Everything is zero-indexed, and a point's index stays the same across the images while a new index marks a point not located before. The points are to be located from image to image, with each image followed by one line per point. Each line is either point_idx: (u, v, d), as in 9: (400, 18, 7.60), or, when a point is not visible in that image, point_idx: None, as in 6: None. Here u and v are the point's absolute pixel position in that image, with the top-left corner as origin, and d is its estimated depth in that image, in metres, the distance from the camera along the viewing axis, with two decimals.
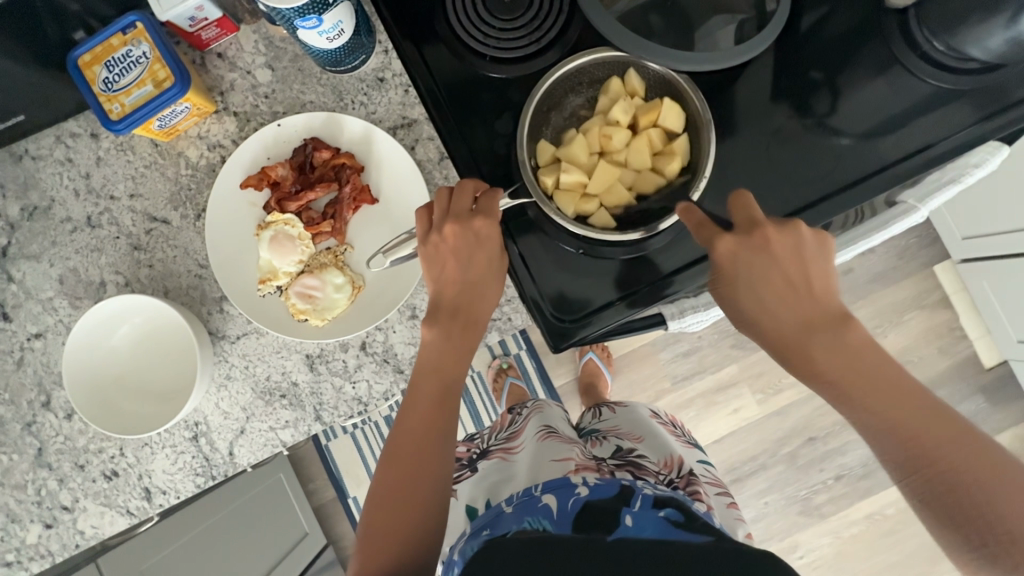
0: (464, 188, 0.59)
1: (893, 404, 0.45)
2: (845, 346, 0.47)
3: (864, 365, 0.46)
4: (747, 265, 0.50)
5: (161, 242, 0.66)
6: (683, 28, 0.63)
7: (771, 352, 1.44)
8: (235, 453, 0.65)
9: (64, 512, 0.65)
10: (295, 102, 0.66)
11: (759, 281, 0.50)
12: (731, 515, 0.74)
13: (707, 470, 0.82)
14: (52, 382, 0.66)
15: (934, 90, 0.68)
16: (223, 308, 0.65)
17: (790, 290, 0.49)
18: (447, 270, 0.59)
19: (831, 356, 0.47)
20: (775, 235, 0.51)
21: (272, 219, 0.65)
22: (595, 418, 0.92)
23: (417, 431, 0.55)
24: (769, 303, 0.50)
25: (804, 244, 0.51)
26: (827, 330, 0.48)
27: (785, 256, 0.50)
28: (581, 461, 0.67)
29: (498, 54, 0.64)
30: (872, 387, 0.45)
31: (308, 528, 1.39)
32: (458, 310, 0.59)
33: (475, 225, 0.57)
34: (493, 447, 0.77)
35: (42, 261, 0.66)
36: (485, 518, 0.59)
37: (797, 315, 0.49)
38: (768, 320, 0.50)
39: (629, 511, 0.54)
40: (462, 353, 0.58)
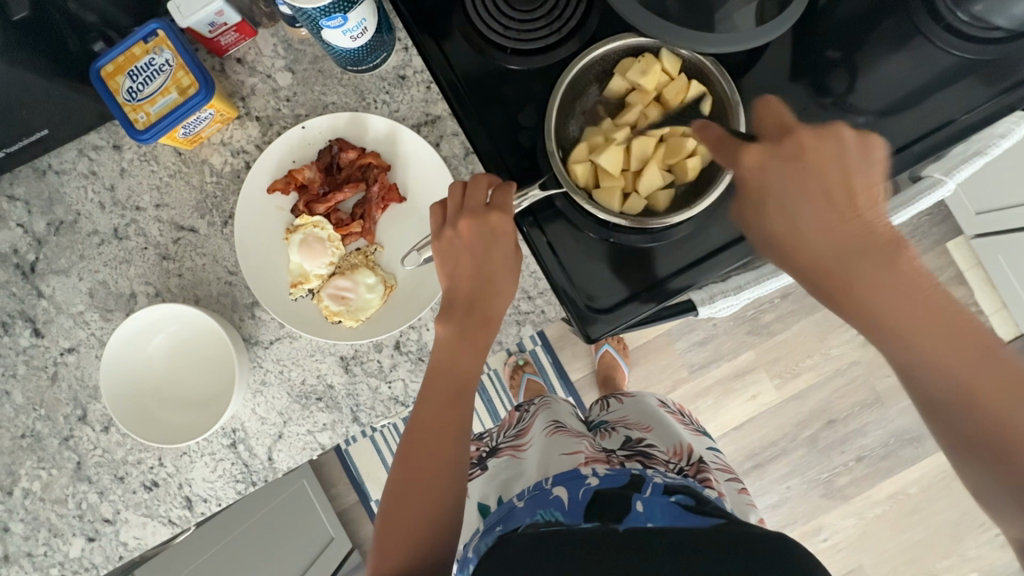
0: (478, 183, 0.59)
1: (924, 335, 0.44)
2: (892, 274, 0.45)
3: (910, 285, 0.44)
4: (780, 175, 0.49)
5: (189, 250, 0.66)
6: (701, 12, 0.62)
7: (787, 336, 1.43)
8: (274, 458, 0.65)
9: (107, 525, 0.65)
10: (317, 103, 0.66)
11: (797, 195, 0.48)
12: (742, 501, 0.74)
13: (716, 457, 0.82)
14: (87, 396, 0.66)
15: (960, 61, 0.67)
16: (254, 314, 0.65)
17: (823, 198, 0.48)
18: (461, 266, 0.58)
19: (860, 277, 0.45)
20: (813, 141, 0.49)
21: (301, 222, 0.65)
22: (603, 410, 0.91)
23: (431, 430, 0.55)
24: (808, 214, 0.47)
25: (847, 148, 0.49)
26: (868, 253, 0.45)
27: (823, 162, 0.48)
28: (591, 454, 0.67)
29: (520, 46, 0.64)
30: (903, 291, 0.44)
31: (333, 533, 1.39)
32: (473, 305, 0.58)
33: (491, 220, 0.57)
34: (502, 445, 0.76)
35: (70, 275, 0.66)
36: (498, 513, 0.59)
37: (835, 228, 0.47)
38: (800, 232, 0.48)
39: (640, 498, 0.55)
40: (476, 350, 0.58)
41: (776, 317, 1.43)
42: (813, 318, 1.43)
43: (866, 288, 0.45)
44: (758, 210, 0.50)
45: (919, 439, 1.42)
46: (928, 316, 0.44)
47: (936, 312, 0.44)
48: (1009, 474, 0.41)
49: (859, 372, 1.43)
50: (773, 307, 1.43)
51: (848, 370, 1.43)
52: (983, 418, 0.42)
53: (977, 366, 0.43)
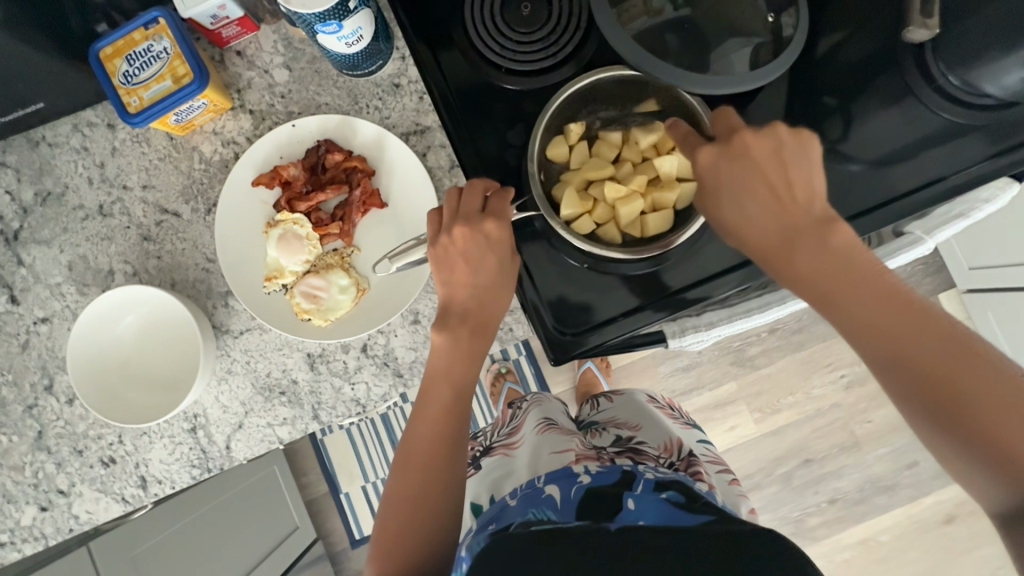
0: (475, 188, 0.60)
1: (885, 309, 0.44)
2: (827, 246, 0.47)
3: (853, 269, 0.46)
4: (727, 171, 0.52)
5: (170, 234, 0.67)
6: (699, 50, 0.64)
7: (771, 371, 1.44)
8: (232, 447, 0.65)
9: (61, 496, 0.66)
10: (311, 103, 0.67)
11: (728, 182, 0.52)
12: (733, 493, 0.77)
13: (706, 450, 0.84)
14: (56, 366, 0.67)
15: (948, 124, 0.68)
16: (228, 303, 0.66)
17: (774, 197, 0.50)
18: (456, 274, 0.59)
19: (816, 258, 0.47)
20: (754, 143, 0.52)
21: (282, 217, 0.65)
22: (594, 409, 0.94)
23: (425, 437, 0.57)
24: (757, 216, 0.50)
25: (784, 144, 0.52)
26: (808, 232, 0.49)
27: (766, 161, 0.51)
28: (582, 452, 0.70)
29: (513, 66, 0.65)
30: (859, 290, 0.46)
31: (298, 522, 1.47)
32: (468, 314, 0.59)
33: (485, 228, 0.58)
34: (496, 444, 0.81)
35: (52, 246, 0.67)
36: (490, 513, 0.60)
37: (780, 220, 0.50)
38: (744, 221, 0.52)
39: (632, 496, 0.56)
40: (471, 358, 0.58)
41: (761, 351, 1.44)
42: (799, 355, 1.44)
43: (827, 265, 0.47)
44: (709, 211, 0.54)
45: (893, 487, 1.42)
46: (885, 301, 0.45)
47: (844, 263, 0.47)
48: (967, 436, 0.40)
49: (840, 415, 1.43)
50: (759, 340, 1.44)
51: (829, 411, 1.43)
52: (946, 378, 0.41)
53: (919, 340, 0.43)
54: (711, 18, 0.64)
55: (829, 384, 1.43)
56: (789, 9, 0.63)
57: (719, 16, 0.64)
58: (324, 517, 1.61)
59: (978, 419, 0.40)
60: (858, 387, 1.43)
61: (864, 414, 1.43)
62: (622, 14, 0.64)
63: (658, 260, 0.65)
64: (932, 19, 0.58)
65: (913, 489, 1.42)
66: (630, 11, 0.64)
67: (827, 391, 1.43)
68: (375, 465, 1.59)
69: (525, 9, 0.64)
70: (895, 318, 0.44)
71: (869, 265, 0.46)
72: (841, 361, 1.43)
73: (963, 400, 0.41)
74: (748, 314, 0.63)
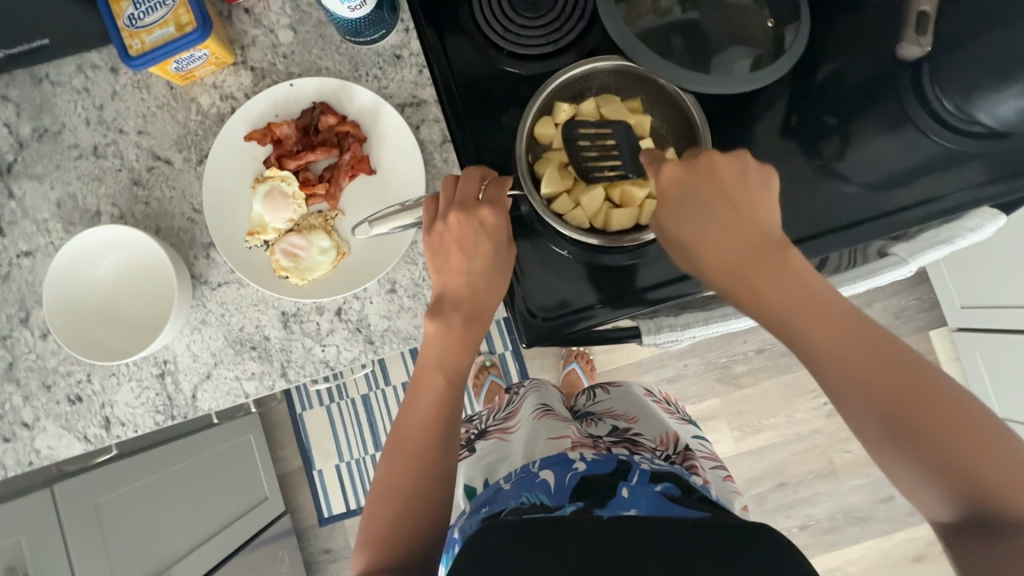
0: (470, 175, 0.61)
1: (839, 336, 0.46)
2: (786, 271, 0.49)
3: (812, 300, 0.47)
4: (694, 182, 0.52)
5: (160, 181, 0.67)
6: (699, 51, 0.64)
7: (755, 391, 1.44)
8: (198, 397, 0.66)
9: (24, 429, 0.66)
10: (311, 66, 0.68)
11: (698, 201, 0.52)
12: (727, 488, 0.79)
13: (703, 446, 0.87)
14: (34, 301, 0.67)
15: (942, 150, 0.67)
16: (209, 254, 0.66)
17: (733, 216, 0.51)
18: (451, 261, 0.60)
19: (778, 287, 0.48)
20: (723, 160, 0.53)
21: (270, 173, 0.66)
22: (589, 399, 0.96)
23: (421, 422, 0.58)
24: (723, 243, 0.51)
25: (748, 166, 0.53)
26: (768, 254, 0.50)
27: (731, 179, 0.52)
28: (579, 439, 0.74)
29: (515, 49, 0.65)
30: (814, 319, 0.47)
31: (267, 493, 1.47)
32: (463, 302, 0.60)
33: (481, 214, 0.59)
34: (491, 428, 0.86)
35: (43, 183, 0.68)
36: (484, 495, 0.66)
37: (738, 244, 0.51)
38: (706, 242, 0.52)
39: (626, 486, 0.59)
40: (466, 345, 0.60)
41: (746, 370, 1.44)
42: (784, 378, 1.43)
43: (786, 294, 0.48)
44: (664, 230, 0.54)
45: (866, 519, 1.41)
46: (846, 332, 0.46)
47: (803, 290, 0.48)
48: (920, 458, 0.42)
49: (820, 441, 1.43)
50: (745, 359, 1.44)
51: (809, 437, 1.43)
52: (900, 403, 0.43)
53: (874, 366, 0.44)
54: (715, 20, 0.64)
55: (811, 410, 1.43)
56: (792, 24, 0.64)
57: (723, 20, 0.64)
58: (295, 492, 1.61)
59: (927, 440, 0.42)
60: (840, 416, 1.43)
61: (844, 444, 1.42)
62: (628, 10, 0.64)
63: (635, 253, 0.66)
64: (925, 37, 0.59)
65: (886, 524, 1.41)
66: (636, 9, 0.64)
67: (809, 417, 1.43)
68: (351, 445, 1.60)
69: None
70: (846, 347, 0.46)
71: (816, 287, 0.48)
72: None
73: (924, 425, 0.42)
74: (723, 319, 0.64)
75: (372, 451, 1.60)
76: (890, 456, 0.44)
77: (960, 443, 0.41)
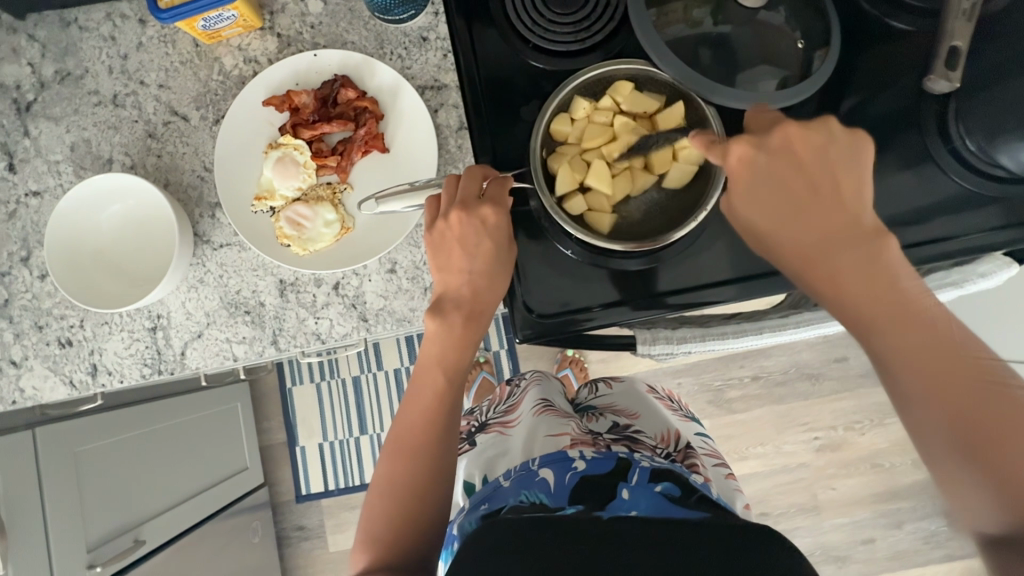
0: (473, 175, 0.59)
1: (894, 315, 0.43)
2: (862, 249, 0.46)
3: (880, 273, 0.45)
4: (768, 167, 0.51)
5: (175, 136, 0.67)
6: (725, 66, 0.63)
7: (746, 418, 1.42)
8: (187, 355, 0.66)
9: (12, 367, 0.66)
10: (337, 39, 0.68)
11: (759, 176, 0.51)
12: (728, 486, 0.80)
13: (704, 442, 0.88)
14: (37, 240, 0.67)
15: (960, 191, 0.66)
16: (214, 214, 0.66)
17: (811, 194, 0.49)
18: (453, 259, 0.59)
19: (848, 258, 0.46)
20: (800, 138, 0.51)
21: (284, 141, 0.66)
22: (591, 393, 0.96)
23: (418, 423, 0.57)
24: (786, 215, 0.50)
25: (833, 146, 0.51)
26: (840, 231, 0.47)
27: (810, 158, 0.50)
28: (578, 436, 0.73)
29: (541, 43, 0.65)
30: (884, 300, 0.44)
31: (248, 464, 1.47)
32: (465, 301, 0.59)
33: (483, 213, 0.58)
34: (492, 421, 0.86)
35: (59, 124, 0.68)
36: (483, 492, 0.65)
37: (818, 216, 0.48)
38: (789, 216, 0.49)
39: (626, 487, 0.59)
40: (465, 344, 0.59)
41: (739, 396, 1.43)
42: (777, 408, 1.42)
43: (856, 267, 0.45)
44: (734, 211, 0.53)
45: (844, 558, 1.40)
46: (892, 294, 0.44)
47: (867, 264, 0.46)
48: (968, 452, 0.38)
49: (806, 475, 1.41)
50: (740, 385, 1.43)
51: (796, 470, 1.41)
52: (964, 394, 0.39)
53: (929, 351, 0.42)
54: (746, 35, 0.63)
55: (800, 443, 1.42)
56: (820, 50, 0.63)
57: (753, 36, 0.63)
58: (276, 465, 1.61)
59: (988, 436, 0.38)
60: (829, 453, 1.41)
61: (830, 480, 1.41)
62: (659, 17, 0.64)
63: (651, 258, 0.65)
64: (954, 72, 0.59)
65: (864, 566, 1.39)
66: (667, 17, 0.64)
67: (798, 450, 1.41)
68: (337, 425, 1.60)
69: None
70: (911, 328, 0.43)
71: (892, 271, 0.45)
72: (818, 424, 1.42)
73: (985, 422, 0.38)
74: (722, 337, 0.63)
75: (357, 433, 1.60)
76: (937, 448, 0.40)
77: (997, 421, 0.38)
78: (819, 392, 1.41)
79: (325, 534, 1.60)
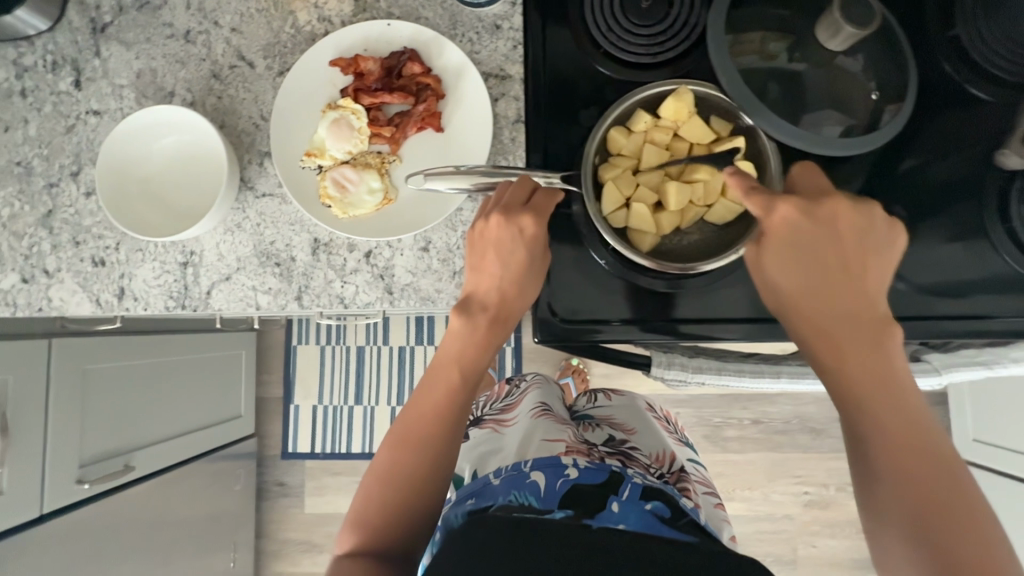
0: (522, 182, 0.59)
1: (898, 415, 0.45)
2: (878, 341, 0.47)
3: (888, 368, 0.46)
4: (808, 234, 0.49)
5: (238, 81, 0.68)
6: (793, 102, 0.62)
7: (739, 459, 1.41)
8: (212, 295, 0.67)
9: (44, 276, 0.68)
10: (412, 12, 0.68)
11: (798, 241, 0.49)
12: (717, 515, 0.80)
13: (697, 469, 0.87)
14: (89, 159, 0.69)
15: (1008, 272, 0.64)
16: (262, 163, 0.67)
17: (840, 273, 0.49)
18: (487, 263, 0.59)
19: (860, 345, 0.47)
20: (846, 213, 0.49)
21: (343, 103, 0.66)
22: (590, 401, 0.96)
23: (426, 419, 0.58)
24: (816, 290, 0.49)
25: (873, 229, 0.50)
26: (861, 318, 0.48)
27: (848, 236, 0.49)
28: (572, 444, 0.73)
29: (612, 51, 0.65)
30: (889, 396, 0.46)
31: (243, 412, 1.49)
32: (491, 306, 0.59)
33: (525, 222, 0.57)
34: (487, 417, 0.86)
35: (129, 50, 0.69)
36: (471, 487, 0.66)
37: (842, 297, 0.48)
38: (814, 290, 0.49)
39: (617, 501, 0.58)
40: (485, 348, 0.59)
41: (736, 436, 1.41)
42: (772, 455, 1.40)
43: (870, 359, 0.47)
44: (760, 266, 0.52)
45: None
46: (895, 393, 0.46)
47: (878, 356, 0.47)
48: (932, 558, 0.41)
49: (789, 528, 1.39)
50: (738, 425, 1.41)
51: (779, 520, 1.39)
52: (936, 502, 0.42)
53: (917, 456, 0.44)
54: (821, 77, 0.61)
55: (789, 495, 1.40)
56: (893, 105, 0.62)
57: (827, 79, 0.62)
58: (267, 418, 1.63)
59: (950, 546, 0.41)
60: (816, 509, 1.39)
61: (812, 538, 1.39)
62: (734, 44, 0.63)
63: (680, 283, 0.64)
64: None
65: None
66: (742, 45, 0.63)
67: (785, 500, 1.40)
68: (334, 390, 1.62)
69: (644, 3, 0.64)
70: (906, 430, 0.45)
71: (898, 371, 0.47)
72: (811, 479, 1.40)
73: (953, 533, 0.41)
74: (738, 374, 0.64)
75: (351, 402, 1.61)
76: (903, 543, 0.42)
77: (963, 534, 0.41)
78: (817, 447, 1.39)
79: (303, 494, 1.62)
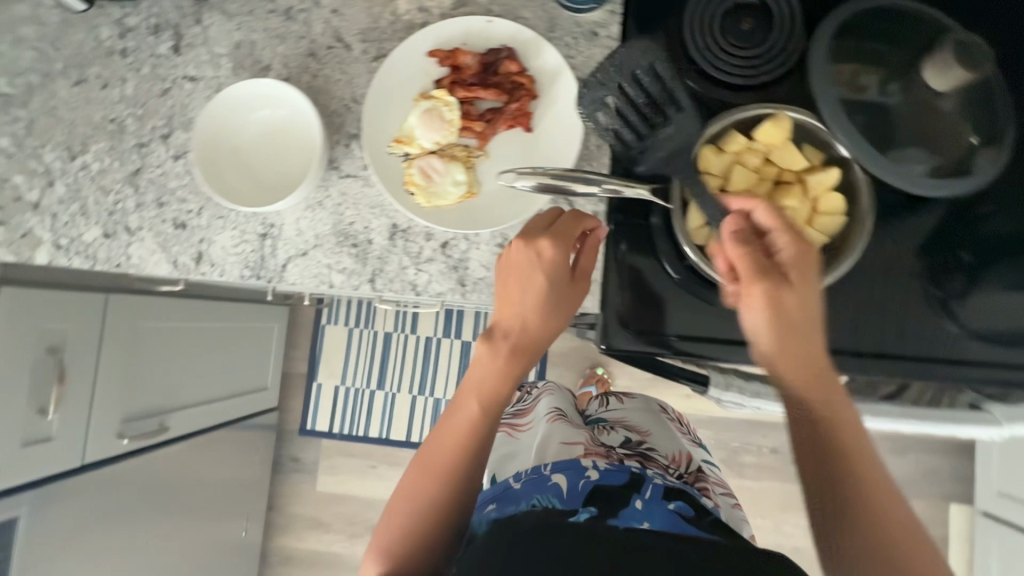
0: (547, 217, 0.61)
1: (852, 468, 0.55)
2: (835, 405, 0.56)
3: (843, 427, 0.56)
4: (795, 304, 0.56)
5: (333, 61, 0.69)
6: (882, 137, 0.62)
7: (755, 487, 1.40)
8: (287, 269, 0.68)
9: (125, 233, 0.69)
10: (512, 12, 0.69)
11: (789, 312, 0.56)
12: (737, 515, 0.79)
13: (712, 469, 0.87)
14: (180, 123, 0.70)
15: None
16: (350, 144, 0.68)
17: (807, 336, 0.56)
18: (510, 294, 0.60)
19: (828, 410, 0.56)
20: (784, 251, 0.56)
21: (438, 94, 0.67)
22: (601, 406, 0.95)
23: (443, 445, 0.59)
24: (798, 358, 0.56)
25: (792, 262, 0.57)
26: (825, 384, 0.57)
27: (806, 290, 0.56)
28: (591, 447, 0.73)
29: (707, 69, 0.65)
30: (846, 451, 0.56)
31: (269, 384, 1.51)
32: (513, 335, 0.60)
33: (546, 251, 0.58)
34: (503, 422, 0.86)
35: (231, 21, 0.71)
36: (492, 491, 0.67)
37: (811, 364, 0.56)
38: (795, 360, 0.56)
39: (640, 498, 0.62)
40: (505, 377, 0.59)
41: (755, 463, 1.40)
42: (789, 487, 1.39)
43: (829, 419, 0.56)
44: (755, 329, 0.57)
45: None
46: (849, 447, 0.56)
47: (838, 417, 0.56)
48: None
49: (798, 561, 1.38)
50: (758, 453, 1.40)
51: (789, 553, 1.39)
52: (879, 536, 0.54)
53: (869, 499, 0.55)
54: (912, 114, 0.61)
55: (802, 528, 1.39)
56: (990, 148, 0.60)
57: (921, 117, 0.61)
58: (290, 393, 1.65)
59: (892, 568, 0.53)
60: None
61: None
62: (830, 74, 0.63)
63: None
64: None
65: None
66: (836, 76, 0.63)
67: (798, 534, 1.39)
68: (358, 373, 1.63)
69: (745, 24, 0.64)
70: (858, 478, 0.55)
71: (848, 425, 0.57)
72: None
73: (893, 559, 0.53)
74: None
75: (373, 387, 1.63)
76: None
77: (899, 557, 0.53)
78: None
79: (316, 472, 1.64)
